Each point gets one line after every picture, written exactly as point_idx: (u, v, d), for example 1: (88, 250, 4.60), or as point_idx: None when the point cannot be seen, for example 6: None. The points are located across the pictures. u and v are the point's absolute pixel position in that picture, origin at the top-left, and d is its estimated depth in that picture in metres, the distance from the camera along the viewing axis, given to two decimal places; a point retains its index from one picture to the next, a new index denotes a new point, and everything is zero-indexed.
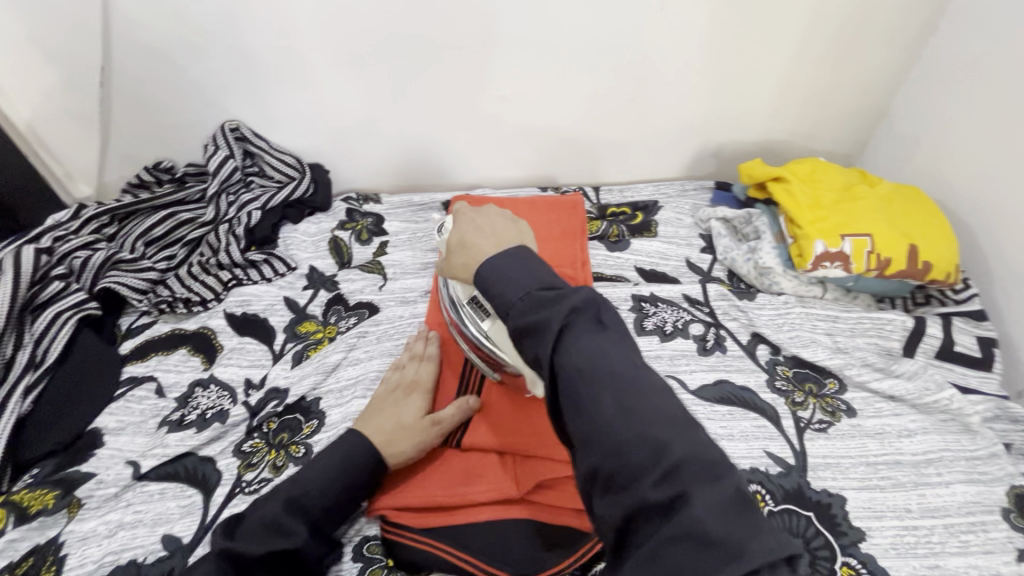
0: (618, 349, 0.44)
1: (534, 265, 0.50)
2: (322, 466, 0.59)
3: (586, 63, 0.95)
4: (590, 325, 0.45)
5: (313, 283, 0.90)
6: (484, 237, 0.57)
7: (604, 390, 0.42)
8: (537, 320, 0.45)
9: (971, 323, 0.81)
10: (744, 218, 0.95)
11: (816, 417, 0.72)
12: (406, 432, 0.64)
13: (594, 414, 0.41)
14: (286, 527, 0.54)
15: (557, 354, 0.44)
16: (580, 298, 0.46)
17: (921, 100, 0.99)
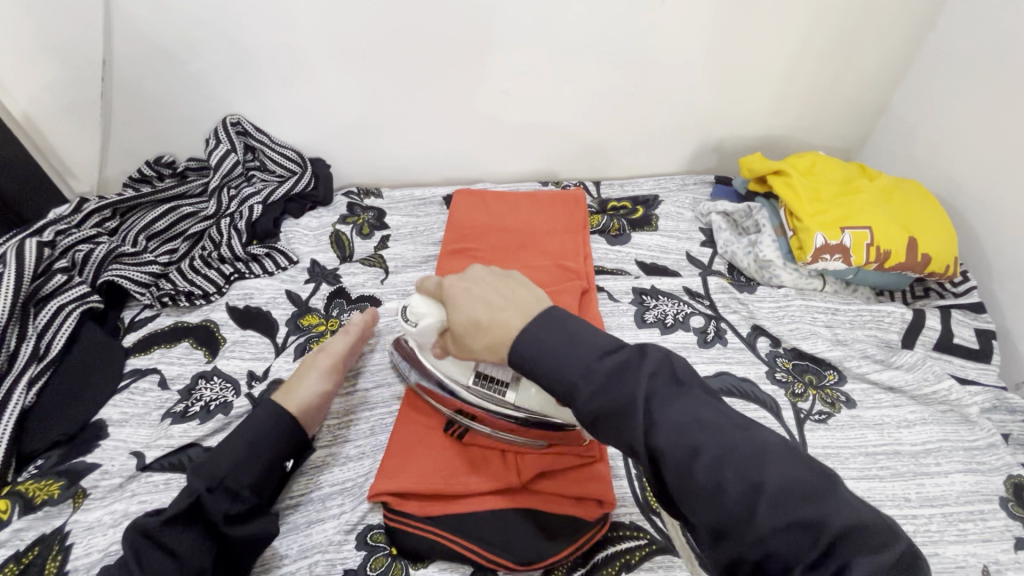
0: (698, 404, 0.45)
1: (575, 330, 0.48)
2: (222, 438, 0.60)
3: (587, 58, 0.95)
4: (671, 387, 0.45)
5: (315, 277, 0.91)
6: (502, 310, 0.51)
7: (699, 446, 0.42)
8: (617, 397, 0.45)
9: (970, 315, 0.81)
10: (744, 212, 0.96)
11: (815, 408, 0.72)
12: (302, 373, 0.68)
13: (702, 473, 0.41)
14: (192, 489, 0.55)
15: (651, 434, 0.43)
16: (652, 361, 0.46)
17: (922, 93, 0.99)
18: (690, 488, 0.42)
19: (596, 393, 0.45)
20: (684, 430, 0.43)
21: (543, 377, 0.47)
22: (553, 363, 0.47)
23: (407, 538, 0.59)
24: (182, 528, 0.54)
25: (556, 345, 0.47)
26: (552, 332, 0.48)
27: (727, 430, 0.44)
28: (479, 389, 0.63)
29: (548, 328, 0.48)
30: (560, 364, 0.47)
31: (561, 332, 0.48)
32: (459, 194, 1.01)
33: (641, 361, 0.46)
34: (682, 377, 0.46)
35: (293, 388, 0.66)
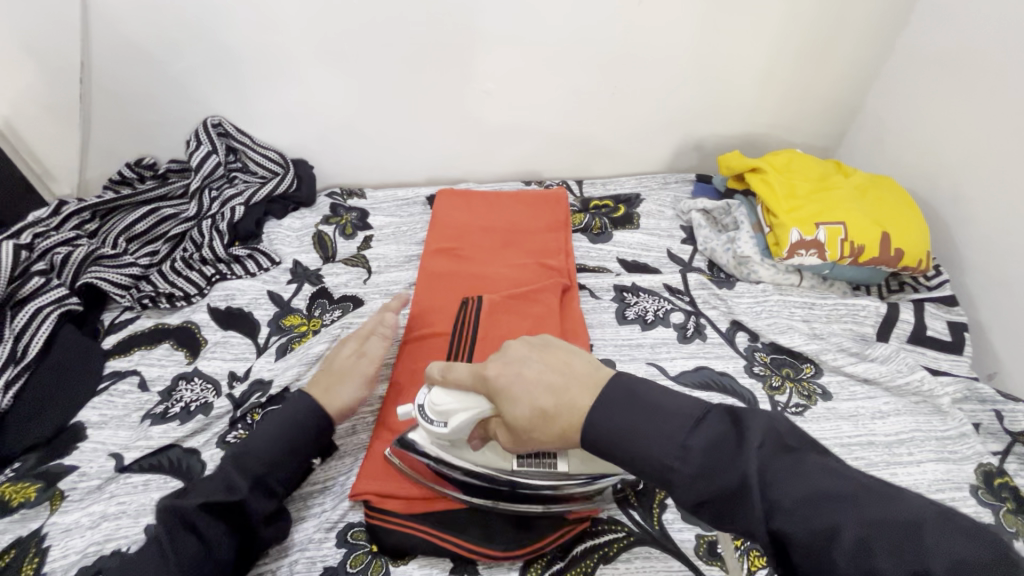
0: (824, 471, 0.40)
1: (651, 398, 0.45)
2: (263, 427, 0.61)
3: (567, 57, 0.96)
4: (785, 456, 0.41)
5: (297, 277, 0.91)
6: (562, 397, 0.48)
7: (832, 521, 0.37)
8: (723, 478, 0.41)
9: (942, 308, 0.83)
10: (722, 210, 0.97)
11: (792, 400, 0.73)
12: (343, 376, 0.67)
13: (844, 561, 0.36)
14: (233, 480, 0.56)
15: (769, 516, 0.39)
16: (756, 429, 0.42)
17: (895, 92, 1.01)
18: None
19: (696, 474, 0.41)
20: (809, 502, 0.39)
21: (631, 462, 0.44)
22: (640, 443, 0.44)
23: (391, 536, 0.59)
24: (214, 518, 0.54)
25: (637, 425, 0.44)
26: (628, 407, 0.45)
27: (861, 496, 0.38)
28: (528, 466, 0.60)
29: (627, 406, 0.45)
30: (644, 445, 0.43)
31: (642, 405, 0.45)
32: (441, 195, 1.02)
33: (738, 426, 0.43)
34: (793, 443, 0.42)
35: (332, 392, 0.65)
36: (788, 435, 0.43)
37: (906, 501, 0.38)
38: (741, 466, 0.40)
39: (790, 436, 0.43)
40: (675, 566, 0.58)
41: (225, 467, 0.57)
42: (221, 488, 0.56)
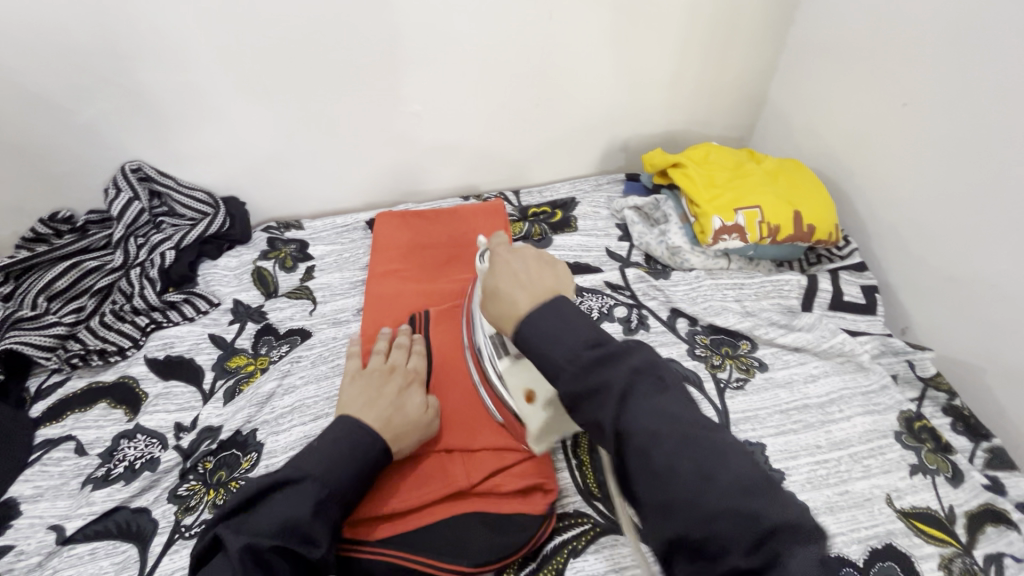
0: (677, 401, 0.46)
1: (568, 313, 0.49)
2: (341, 457, 0.57)
3: (489, 74, 1.00)
4: (653, 386, 0.46)
5: (239, 317, 0.89)
6: (520, 289, 0.52)
7: (669, 435, 0.43)
8: (596, 380, 0.46)
9: (855, 274, 0.91)
10: (652, 205, 1.03)
11: (733, 376, 0.78)
12: (413, 429, 0.63)
13: (661, 458, 0.43)
14: (318, 527, 0.53)
15: (622, 420, 0.44)
16: (637, 359, 0.47)
17: (792, 82, 1.10)
18: (647, 471, 0.43)
19: (576, 377, 0.46)
20: (659, 419, 0.44)
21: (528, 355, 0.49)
22: (546, 340, 0.48)
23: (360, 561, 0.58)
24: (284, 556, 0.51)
25: (552, 326, 0.48)
26: (545, 315, 0.49)
27: (693, 427, 0.45)
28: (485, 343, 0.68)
29: (548, 308, 0.49)
30: (543, 344, 0.48)
31: (558, 312, 0.49)
32: (380, 217, 1.02)
33: (624, 353, 0.47)
34: (664, 375, 0.47)
35: (396, 440, 0.62)
36: (664, 369, 0.48)
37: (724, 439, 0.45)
38: (614, 378, 0.45)
39: (665, 371, 0.48)
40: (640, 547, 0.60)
41: (304, 511, 0.53)
42: (302, 538, 0.52)
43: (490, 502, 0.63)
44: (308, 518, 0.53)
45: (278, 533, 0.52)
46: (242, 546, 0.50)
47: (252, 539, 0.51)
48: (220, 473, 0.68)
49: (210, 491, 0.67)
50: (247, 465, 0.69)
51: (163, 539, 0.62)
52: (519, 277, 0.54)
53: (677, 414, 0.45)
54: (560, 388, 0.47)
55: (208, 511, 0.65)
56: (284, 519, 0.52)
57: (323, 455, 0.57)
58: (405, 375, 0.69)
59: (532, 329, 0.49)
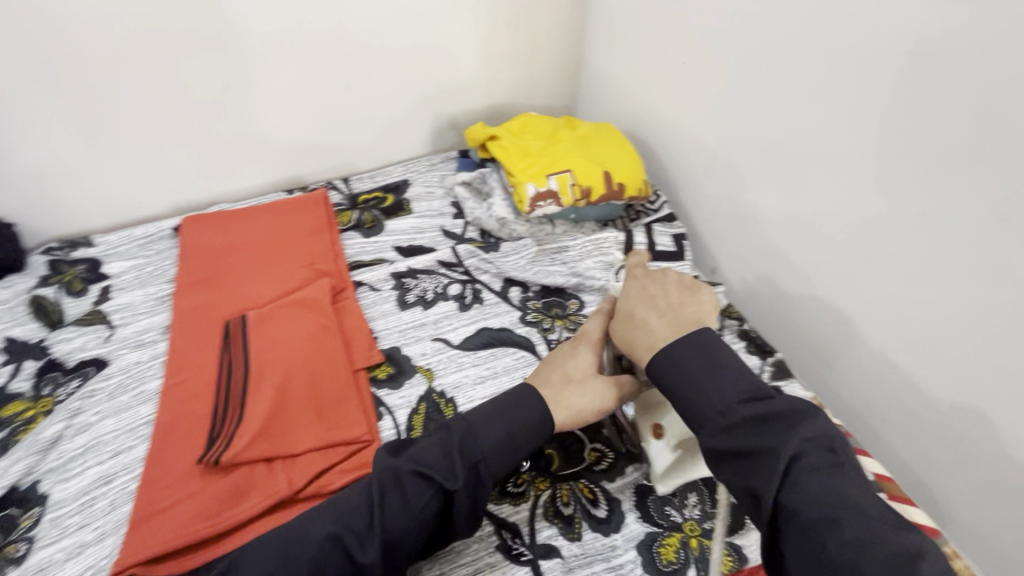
0: (854, 481, 0.43)
1: (725, 365, 0.49)
2: (483, 406, 0.55)
3: (284, 57, 0.93)
4: (823, 461, 0.44)
5: (13, 356, 0.76)
6: (657, 315, 0.55)
7: (841, 521, 0.41)
8: (760, 441, 0.45)
9: (666, 224, 0.98)
10: (480, 178, 1.03)
11: (563, 336, 0.83)
12: (562, 395, 0.56)
13: (836, 547, 0.40)
14: (444, 458, 0.50)
15: (784, 494, 0.43)
16: (808, 427, 0.45)
17: (600, 49, 1.15)
18: (819, 561, 0.40)
19: (727, 434, 0.46)
20: (824, 498, 0.42)
21: (678, 404, 0.50)
22: (697, 391, 0.48)
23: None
24: (427, 487, 0.49)
25: (704, 379, 0.48)
26: (699, 363, 0.49)
27: (874, 513, 0.41)
28: None
29: (705, 361, 0.49)
30: (696, 395, 0.48)
31: (714, 366, 0.49)
32: (188, 223, 0.92)
33: (796, 417, 0.45)
34: (837, 450, 0.45)
35: (561, 405, 0.56)
36: (837, 445, 0.46)
37: (910, 537, 0.40)
38: (779, 444, 0.44)
39: (839, 446, 0.45)
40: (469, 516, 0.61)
41: (445, 440, 0.52)
42: (441, 465, 0.50)
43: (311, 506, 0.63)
44: (454, 444, 0.51)
45: (426, 457, 0.50)
46: (382, 467, 0.50)
47: (395, 461, 0.50)
48: None
49: None
50: (28, 524, 0.61)
51: None
52: (654, 304, 0.56)
53: (849, 494, 0.42)
54: (706, 446, 0.47)
55: None
56: (436, 443, 0.52)
57: (500, 398, 0.55)
58: (571, 338, 0.62)
59: (677, 367, 0.50)
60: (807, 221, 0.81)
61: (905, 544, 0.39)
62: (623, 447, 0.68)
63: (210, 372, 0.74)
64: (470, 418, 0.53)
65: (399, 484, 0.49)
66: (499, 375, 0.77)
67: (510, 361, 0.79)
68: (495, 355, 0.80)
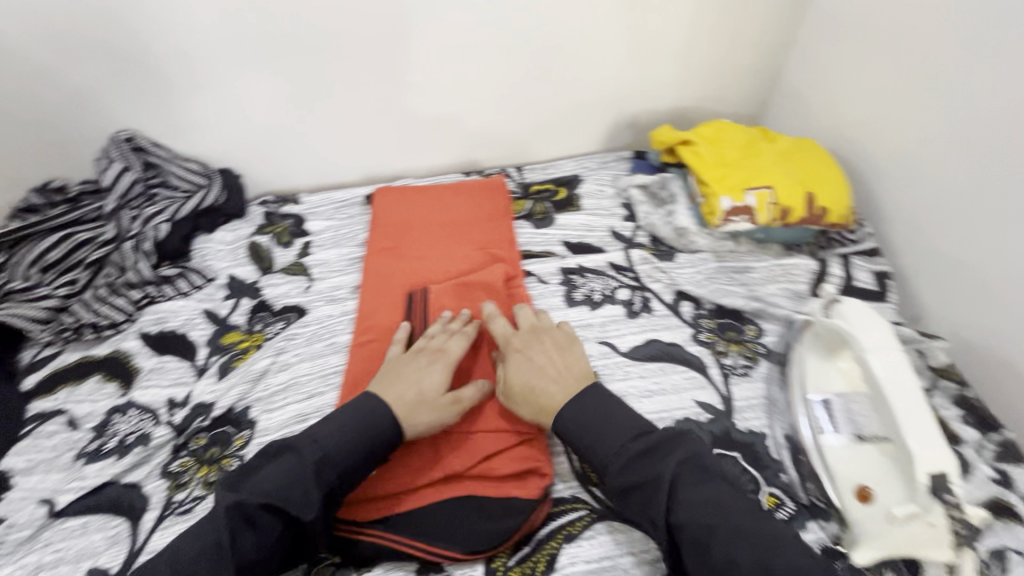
0: (723, 490, 0.52)
1: (613, 412, 0.59)
2: (329, 426, 0.58)
3: (490, 46, 0.95)
4: (697, 476, 0.53)
5: (234, 292, 0.87)
6: (554, 384, 0.63)
7: (722, 530, 0.49)
8: (644, 471, 0.54)
9: (867, 259, 0.88)
10: (659, 183, 0.99)
11: (738, 362, 0.76)
12: (419, 405, 0.62)
13: (717, 551, 0.48)
14: (291, 483, 0.53)
15: (675, 514, 0.51)
16: (679, 450, 0.55)
17: (810, 58, 1.05)
18: (707, 566, 0.48)
19: (624, 469, 0.54)
20: (702, 508, 0.51)
21: (585, 447, 0.58)
22: (594, 435, 0.58)
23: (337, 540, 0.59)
24: (272, 517, 0.52)
25: (598, 421, 0.59)
26: (595, 409, 0.60)
27: (748, 521, 0.50)
28: (830, 407, 0.66)
29: (592, 407, 0.60)
30: (586, 437, 0.58)
31: (593, 410, 0.60)
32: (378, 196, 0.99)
33: (669, 444, 0.55)
34: (706, 465, 0.54)
35: (409, 418, 0.61)
36: (708, 462, 0.55)
37: (770, 523, 0.50)
38: (661, 468, 0.53)
39: (709, 462, 0.55)
40: (635, 535, 0.59)
41: (286, 467, 0.54)
42: (297, 497, 0.53)
43: (481, 486, 0.62)
44: (318, 466, 0.55)
45: (249, 492, 0.53)
46: (228, 505, 0.51)
47: (241, 497, 0.52)
48: (213, 450, 0.68)
49: (202, 467, 0.66)
50: (240, 443, 0.68)
51: (154, 515, 0.62)
52: (545, 373, 0.65)
53: (719, 498, 0.51)
54: (611, 483, 0.55)
55: (200, 488, 0.64)
56: (287, 468, 0.54)
57: (338, 424, 0.58)
58: (431, 354, 0.68)
59: (574, 417, 0.60)
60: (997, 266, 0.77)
61: (777, 532, 0.50)
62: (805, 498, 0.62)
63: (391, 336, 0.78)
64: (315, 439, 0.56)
65: (240, 500, 0.52)
66: (667, 393, 0.72)
67: (679, 379, 0.73)
68: (663, 370, 0.75)
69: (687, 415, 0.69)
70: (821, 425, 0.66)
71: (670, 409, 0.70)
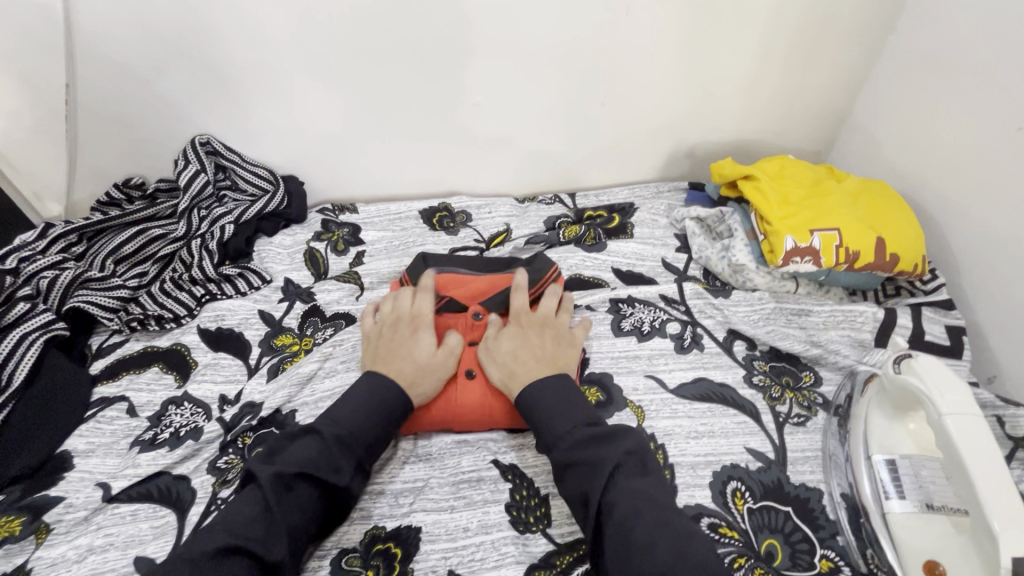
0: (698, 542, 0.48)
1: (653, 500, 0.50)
2: (355, 419, 0.59)
3: (555, 70, 0.96)
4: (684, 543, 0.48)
5: (288, 295, 0.90)
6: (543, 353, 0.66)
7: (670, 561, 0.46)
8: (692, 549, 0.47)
9: (939, 312, 0.83)
10: (717, 217, 0.97)
11: (793, 411, 0.72)
12: (426, 373, 0.65)
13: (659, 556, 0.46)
14: (308, 515, 0.53)
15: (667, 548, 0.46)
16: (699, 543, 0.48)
17: (884, 98, 1.01)
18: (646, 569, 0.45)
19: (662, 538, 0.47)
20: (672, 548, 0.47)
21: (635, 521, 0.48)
22: (659, 539, 0.47)
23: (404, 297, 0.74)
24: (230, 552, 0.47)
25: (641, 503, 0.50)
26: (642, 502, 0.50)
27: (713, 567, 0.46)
28: (887, 471, 0.62)
29: (651, 502, 0.50)
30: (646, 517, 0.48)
31: (658, 508, 0.50)
32: (431, 256, 0.83)
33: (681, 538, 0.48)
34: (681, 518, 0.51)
35: (414, 389, 0.64)
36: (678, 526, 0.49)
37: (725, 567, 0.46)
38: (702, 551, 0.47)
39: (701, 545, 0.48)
40: None
41: (314, 477, 0.53)
42: None
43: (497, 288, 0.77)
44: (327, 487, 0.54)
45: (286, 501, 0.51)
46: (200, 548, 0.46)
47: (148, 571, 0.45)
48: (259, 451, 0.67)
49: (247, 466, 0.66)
50: None
51: (201, 510, 0.62)
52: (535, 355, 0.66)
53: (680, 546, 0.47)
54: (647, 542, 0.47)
55: None
56: (312, 486, 0.53)
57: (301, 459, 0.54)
58: (415, 361, 0.65)
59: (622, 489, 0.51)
60: None
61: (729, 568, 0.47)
62: (864, 565, 0.57)
63: (422, 406, 0.67)
64: (344, 446, 0.57)
65: (281, 508, 0.51)
66: (715, 436, 0.69)
67: (729, 423, 0.70)
68: (713, 412, 0.71)
69: (736, 462, 0.66)
70: (878, 489, 0.61)
71: (717, 453, 0.67)
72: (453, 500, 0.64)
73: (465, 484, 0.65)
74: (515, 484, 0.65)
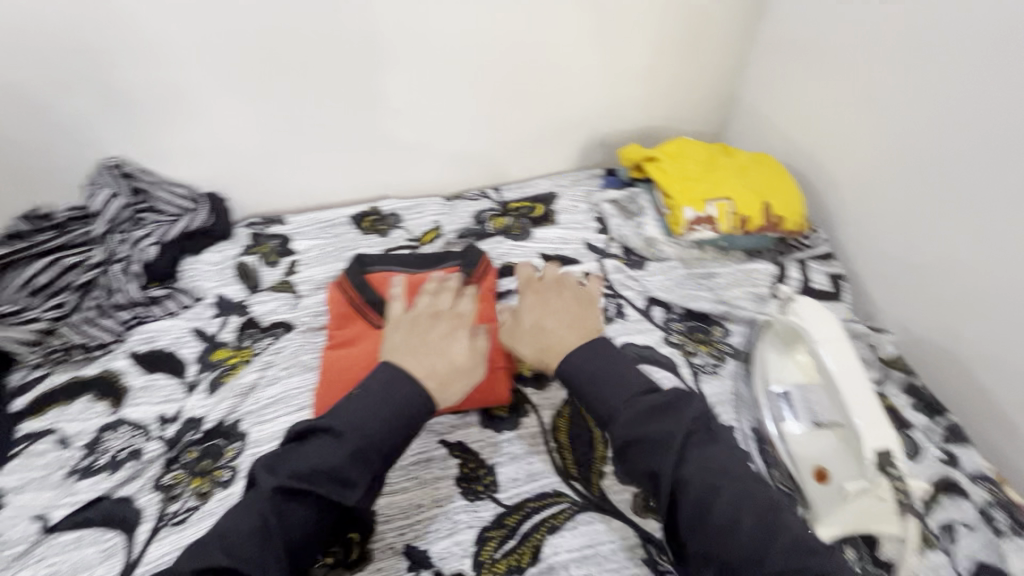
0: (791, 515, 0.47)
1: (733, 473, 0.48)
2: (368, 420, 0.49)
3: (468, 71, 1.01)
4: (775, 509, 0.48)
5: (222, 310, 0.89)
6: (566, 325, 0.61)
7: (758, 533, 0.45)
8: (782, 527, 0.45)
9: (823, 263, 0.95)
10: (629, 198, 1.05)
11: (706, 361, 0.81)
12: (456, 375, 0.54)
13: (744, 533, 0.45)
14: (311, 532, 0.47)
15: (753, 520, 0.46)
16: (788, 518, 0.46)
17: (763, 80, 1.13)
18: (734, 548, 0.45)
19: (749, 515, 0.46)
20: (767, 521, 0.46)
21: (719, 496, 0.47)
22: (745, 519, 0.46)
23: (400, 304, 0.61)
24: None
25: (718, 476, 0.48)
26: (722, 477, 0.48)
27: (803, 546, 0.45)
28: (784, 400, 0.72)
29: (728, 476, 0.48)
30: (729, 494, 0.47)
31: (738, 481, 0.48)
32: (367, 256, 0.84)
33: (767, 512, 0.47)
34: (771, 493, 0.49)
35: (442, 390, 0.54)
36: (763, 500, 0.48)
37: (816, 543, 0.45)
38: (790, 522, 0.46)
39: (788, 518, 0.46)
40: (613, 524, 0.63)
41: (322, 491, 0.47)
42: None
43: None
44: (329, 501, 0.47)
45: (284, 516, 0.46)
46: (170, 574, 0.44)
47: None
48: (204, 462, 0.69)
49: (193, 479, 0.67)
50: (230, 455, 0.69)
51: (148, 527, 0.63)
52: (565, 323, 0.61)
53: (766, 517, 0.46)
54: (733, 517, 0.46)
55: (193, 499, 0.65)
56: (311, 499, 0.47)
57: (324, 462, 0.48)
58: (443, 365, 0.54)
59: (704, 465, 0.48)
60: (927, 258, 0.87)
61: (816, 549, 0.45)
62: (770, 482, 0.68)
63: None
64: (360, 458, 0.48)
65: (279, 523, 0.46)
66: None
67: None
68: None
69: None
70: (775, 416, 0.71)
71: None
72: (405, 481, 0.67)
73: (415, 465, 0.68)
74: (462, 459, 0.69)
